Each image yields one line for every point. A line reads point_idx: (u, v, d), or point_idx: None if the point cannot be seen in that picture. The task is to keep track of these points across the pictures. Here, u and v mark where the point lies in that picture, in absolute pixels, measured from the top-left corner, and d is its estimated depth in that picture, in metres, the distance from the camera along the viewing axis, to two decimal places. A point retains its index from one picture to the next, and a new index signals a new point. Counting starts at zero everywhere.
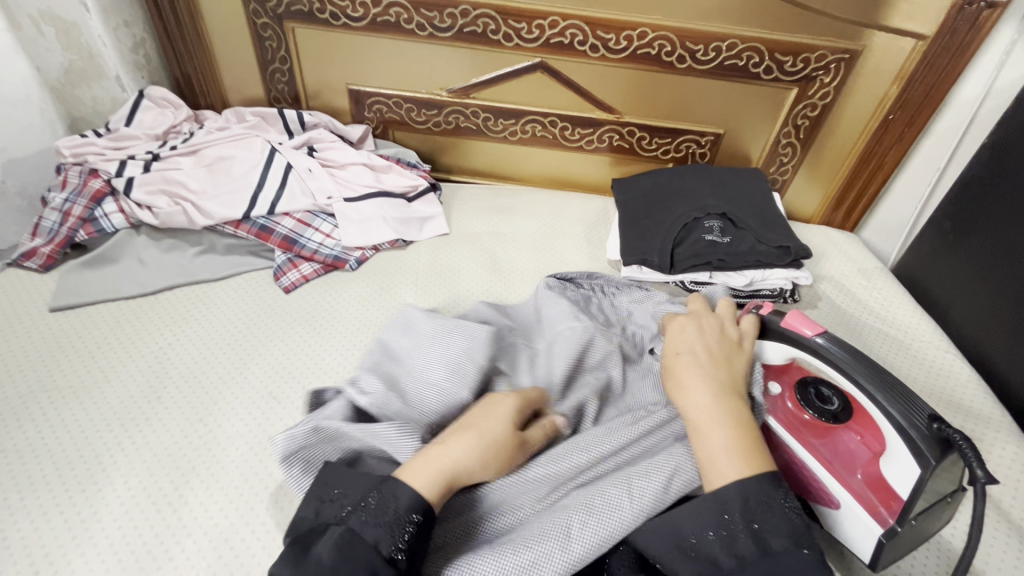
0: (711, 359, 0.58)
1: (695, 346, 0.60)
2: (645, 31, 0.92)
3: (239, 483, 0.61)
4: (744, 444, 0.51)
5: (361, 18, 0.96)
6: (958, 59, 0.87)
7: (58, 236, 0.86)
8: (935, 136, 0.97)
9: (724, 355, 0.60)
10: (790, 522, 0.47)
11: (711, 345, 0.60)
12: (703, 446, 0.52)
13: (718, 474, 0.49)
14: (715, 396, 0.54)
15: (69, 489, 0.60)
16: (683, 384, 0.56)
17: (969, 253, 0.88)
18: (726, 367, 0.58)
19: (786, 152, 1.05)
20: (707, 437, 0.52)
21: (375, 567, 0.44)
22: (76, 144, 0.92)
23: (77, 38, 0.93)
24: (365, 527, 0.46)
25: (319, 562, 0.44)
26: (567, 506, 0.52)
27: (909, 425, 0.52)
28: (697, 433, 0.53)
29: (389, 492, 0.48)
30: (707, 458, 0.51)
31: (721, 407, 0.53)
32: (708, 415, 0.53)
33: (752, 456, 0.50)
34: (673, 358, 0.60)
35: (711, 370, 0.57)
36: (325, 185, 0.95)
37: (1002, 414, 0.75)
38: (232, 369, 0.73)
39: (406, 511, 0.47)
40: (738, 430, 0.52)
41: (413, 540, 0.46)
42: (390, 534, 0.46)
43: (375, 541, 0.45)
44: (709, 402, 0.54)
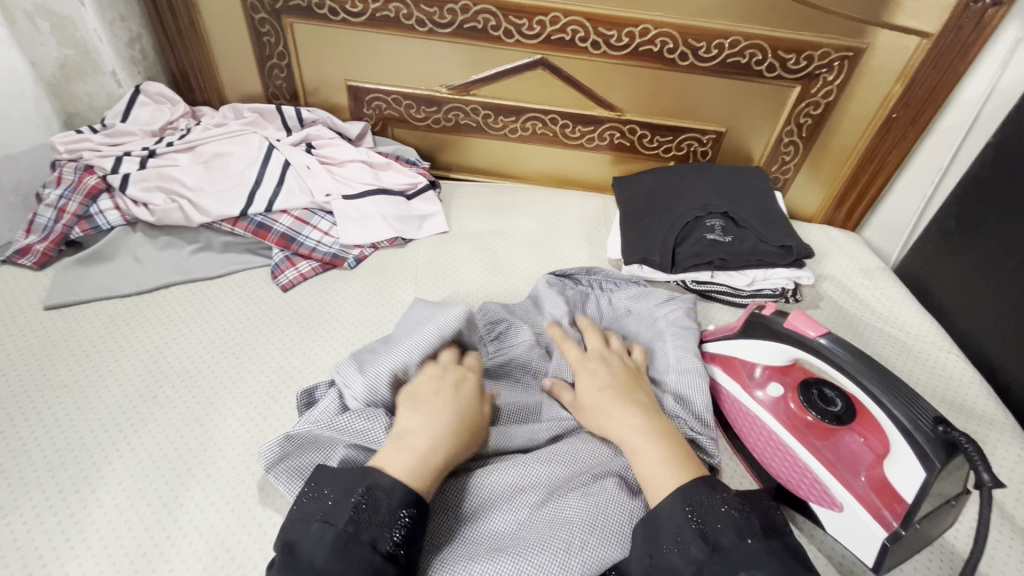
0: (626, 388, 0.60)
1: (608, 378, 0.61)
2: (648, 28, 0.91)
3: (235, 484, 0.61)
4: (679, 457, 0.53)
5: (360, 13, 0.95)
6: (963, 57, 0.86)
7: (53, 233, 0.85)
8: (939, 135, 0.96)
9: (635, 382, 0.61)
10: None
11: (621, 377, 0.61)
12: (641, 466, 0.53)
13: (660, 487, 0.50)
14: (639, 418, 0.56)
15: (64, 490, 0.59)
16: (607, 414, 0.57)
17: (972, 253, 0.87)
18: (639, 391, 0.60)
19: (789, 150, 1.04)
20: (641, 456, 0.53)
21: (375, 566, 0.44)
22: (71, 140, 0.91)
23: (72, 32, 0.92)
24: (358, 527, 0.45)
25: (312, 562, 0.44)
26: (573, 518, 0.52)
27: (914, 428, 0.51)
28: (633, 455, 0.54)
29: (376, 488, 0.48)
30: (646, 477, 0.52)
31: (647, 426, 0.55)
32: (638, 435, 0.55)
33: (688, 465, 0.52)
34: (591, 394, 0.60)
35: (630, 397, 0.58)
36: (323, 182, 0.94)
37: (1005, 415, 0.75)
38: (229, 368, 0.72)
39: (398, 506, 0.47)
40: (671, 446, 0.54)
41: (409, 534, 0.47)
42: (385, 531, 0.46)
43: (372, 540, 0.45)
44: (635, 425, 0.55)
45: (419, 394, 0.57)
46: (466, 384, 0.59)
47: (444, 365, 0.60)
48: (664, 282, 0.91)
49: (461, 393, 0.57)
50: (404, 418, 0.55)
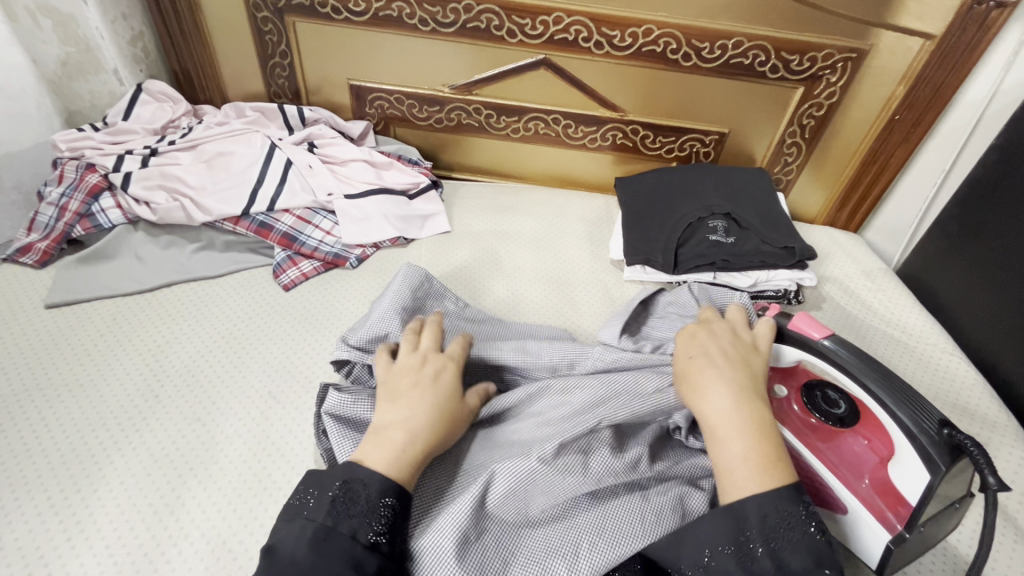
0: (725, 360, 0.57)
1: (709, 348, 0.58)
2: (651, 28, 0.91)
3: (237, 484, 0.60)
4: (764, 452, 0.49)
5: (363, 12, 0.94)
6: (967, 59, 0.86)
7: (54, 232, 0.84)
8: (942, 137, 0.96)
9: (737, 355, 0.58)
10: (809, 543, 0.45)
11: (730, 349, 0.58)
12: (719, 453, 0.50)
13: (737, 486, 0.48)
14: (733, 401, 0.52)
15: (64, 490, 0.59)
16: (698, 390, 0.54)
17: (975, 256, 0.87)
18: (743, 369, 0.56)
19: (791, 152, 1.04)
20: (724, 445, 0.50)
21: (356, 557, 0.45)
22: (73, 138, 0.91)
23: (74, 30, 0.92)
24: (337, 520, 0.47)
25: (295, 560, 0.45)
26: (583, 525, 0.52)
27: (918, 430, 0.51)
28: (714, 441, 0.51)
29: (353, 481, 0.49)
30: (724, 468, 0.50)
31: (741, 411, 0.52)
32: (726, 421, 0.51)
33: (774, 467, 0.49)
34: (684, 362, 0.57)
35: (728, 372, 0.55)
36: (325, 182, 0.94)
37: (1008, 418, 0.74)
38: (230, 368, 0.72)
39: (377, 496, 0.48)
40: (758, 438, 0.50)
41: (391, 523, 0.48)
42: (366, 522, 0.47)
43: (351, 530, 0.46)
44: (728, 408, 0.52)
45: (398, 387, 0.56)
46: (445, 374, 0.58)
47: (422, 354, 0.60)
48: (666, 283, 0.91)
49: (439, 385, 0.56)
50: (383, 411, 0.54)
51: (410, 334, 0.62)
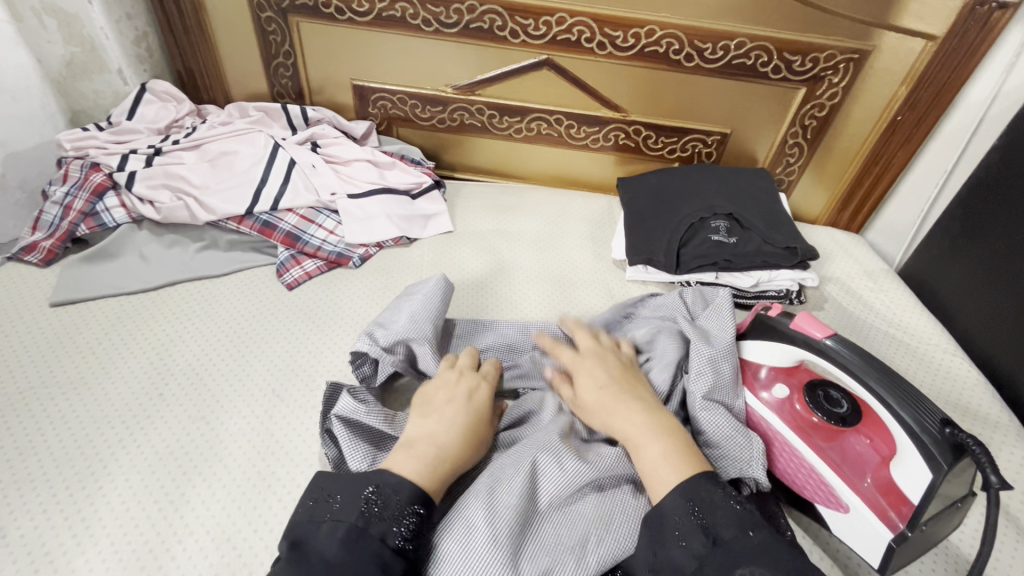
0: (621, 380, 0.60)
1: (604, 372, 0.61)
2: (653, 29, 0.91)
3: (242, 482, 0.61)
4: (680, 450, 0.52)
5: (367, 13, 0.95)
6: (969, 60, 0.86)
7: (59, 231, 0.85)
8: (944, 137, 0.96)
9: (627, 375, 0.62)
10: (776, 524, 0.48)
11: (615, 370, 0.62)
12: (642, 459, 0.53)
13: (664, 482, 0.50)
14: (642, 412, 0.56)
15: (69, 487, 0.59)
16: (608, 410, 0.57)
17: (977, 256, 0.87)
18: (639, 386, 0.60)
19: (793, 152, 1.04)
20: (643, 451, 0.53)
21: (384, 560, 0.45)
22: (78, 137, 0.92)
23: (78, 30, 0.92)
24: (368, 521, 0.47)
25: (322, 558, 0.45)
26: (588, 520, 0.52)
27: (921, 429, 0.51)
28: (635, 450, 0.54)
29: (383, 486, 0.49)
30: (650, 472, 0.52)
31: (649, 420, 0.55)
32: (639, 430, 0.55)
33: (690, 460, 0.52)
34: (585, 389, 0.61)
35: (628, 391, 0.59)
36: (328, 181, 0.94)
37: (1010, 418, 0.75)
38: (234, 366, 0.72)
39: (406, 503, 0.48)
40: (672, 439, 0.53)
41: (417, 530, 0.48)
42: (394, 526, 0.47)
43: (381, 534, 0.46)
44: (638, 419, 0.56)
45: (433, 400, 0.60)
46: (478, 392, 0.61)
47: (460, 370, 0.64)
48: (668, 283, 0.92)
49: (473, 402, 0.60)
50: (417, 423, 0.57)
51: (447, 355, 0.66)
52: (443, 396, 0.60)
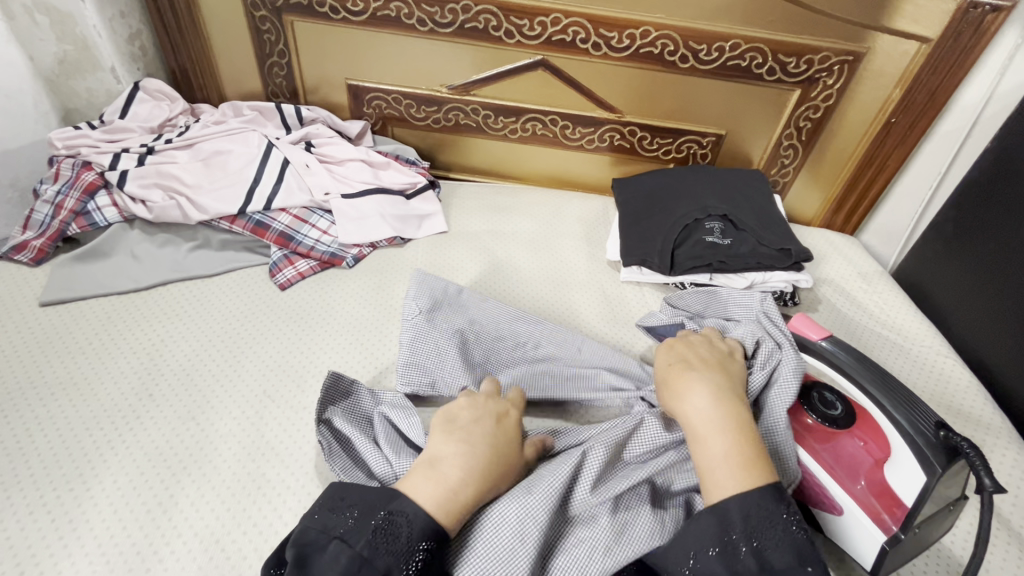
0: (705, 366, 0.60)
1: (690, 356, 0.61)
2: (649, 30, 0.91)
3: (231, 483, 0.60)
4: (744, 455, 0.51)
5: (361, 12, 0.95)
6: (963, 62, 0.86)
7: (50, 230, 0.84)
8: (938, 139, 0.96)
9: (713, 361, 0.61)
10: (793, 540, 0.46)
11: (706, 356, 0.62)
12: (702, 453, 0.53)
13: (718, 486, 0.50)
14: (715, 404, 0.55)
15: (57, 487, 0.59)
16: (679, 394, 0.57)
17: (970, 258, 0.88)
18: (723, 375, 0.59)
19: (788, 154, 1.05)
20: (706, 445, 0.53)
21: None
22: (69, 136, 0.91)
23: (71, 28, 0.92)
24: (374, 552, 0.46)
25: None
26: (600, 528, 0.53)
27: (916, 432, 0.52)
28: (698, 442, 0.53)
29: (398, 514, 0.48)
30: (706, 468, 0.52)
31: (721, 414, 0.54)
32: (706, 422, 0.54)
33: (753, 468, 0.50)
34: (666, 370, 0.61)
35: (706, 377, 0.58)
36: (322, 181, 0.94)
37: (1003, 420, 0.75)
38: (226, 367, 0.72)
39: (418, 538, 0.47)
40: (738, 441, 0.52)
41: (424, 568, 0.46)
42: (402, 563, 0.45)
43: (386, 568, 0.45)
44: (710, 411, 0.55)
45: (457, 419, 0.57)
46: (505, 418, 0.58)
47: (483, 395, 0.61)
48: (662, 284, 0.92)
49: (498, 427, 0.57)
50: (437, 444, 0.54)
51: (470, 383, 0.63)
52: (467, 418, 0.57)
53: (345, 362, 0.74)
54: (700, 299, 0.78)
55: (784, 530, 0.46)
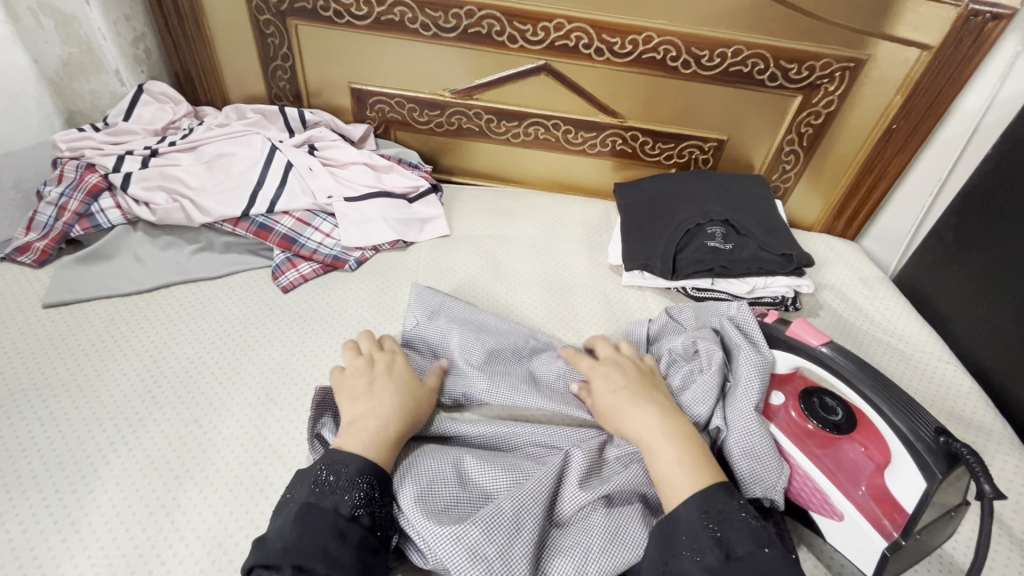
0: (641, 387, 0.61)
1: (624, 380, 0.62)
2: (651, 35, 0.91)
3: (233, 486, 0.60)
4: (695, 459, 0.52)
5: (365, 16, 0.95)
6: (964, 69, 0.87)
7: (53, 231, 0.84)
8: (938, 146, 0.96)
9: (648, 381, 0.62)
10: (748, 526, 0.47)
11: (634, 379, 0.62)
12: (656, 465, 0.53)
13: (678, 489, 0.50)
14: (658, 416, 0.56)
15: (59, 490, 0.59)
16: (624, 415, 0.58)
17: (971, 264, 0.88)
18: (659, 391, 0.61)
19: (789, 159, 1.05)
20: (657, 456, 0.53)
21: (339, 528, 0.48)
22: (73, 138, 0.91)
23: (76, 31, 0.92)
24: (321, 497, 0.50)
25: (281, 539, 0.47)
26: (594, 529, 0.53)
27: (915, 438, 0.52)
28: (649, 454, 0.54)
29: (335, 462, 0.53)
30: (663, 477, 0.52)
31: (664, 426, 0.55)
32: (654, 434, 0.55)
33: (702, 469, 0.52)
34: (607, 402, 0.60)
35: (647, 396, 0.59)
36: (325, 184, 0.94)
37: (1003, 426, 0.75)
38: (228, 369, 0.72)
39: (356, 474, 0.52)
40: (686, 447, 0.53)
41: (369, 498, 0.51)
42: (345, 497, 0.50)
43: (334, 505, 0.50)
44: (653, 423, 0.56)
45: (353, 387, 0.61)
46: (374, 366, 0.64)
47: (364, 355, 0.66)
48: (664, 288, 0.92)
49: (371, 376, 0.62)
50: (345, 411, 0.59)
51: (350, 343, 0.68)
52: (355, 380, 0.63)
53: None
54: (696, 313, 0.77)
55: (740, 518, 0.48)
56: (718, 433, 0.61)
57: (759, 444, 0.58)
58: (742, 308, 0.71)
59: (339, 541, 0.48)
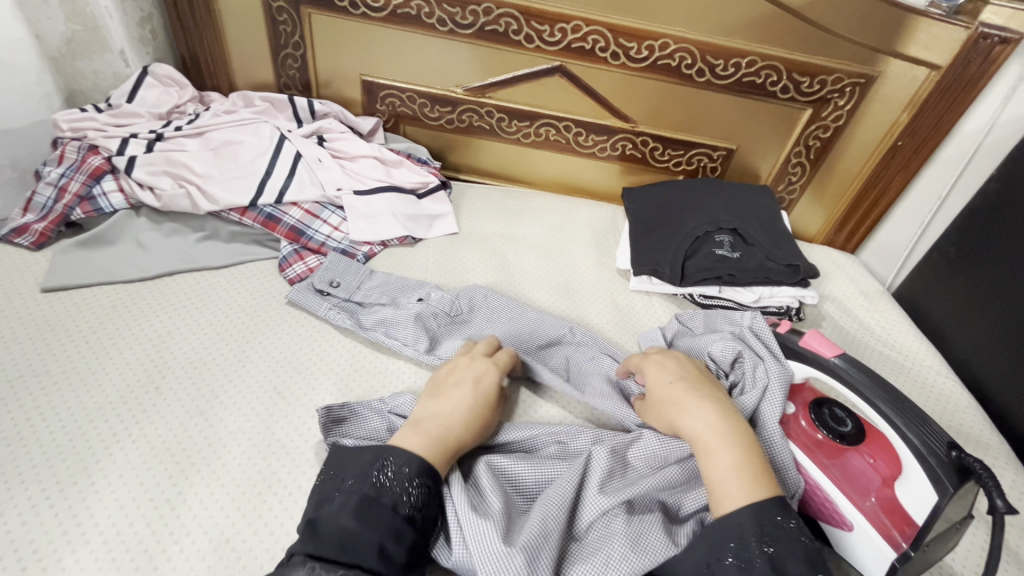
0: (697, 381, 0.64)
1: (678, 373, 0.65)
2: (667, 42, 0.92)
3: (241, 481, 0.59)
4: (753, 465, 0.53)
5: (381, 8, 0.94)
6: (971, 89, 0.88)
7: (52, 213, 0.82)
8: (940, 164, 0.98)
9: (703, 377, 0.65)
10: (802, 546, 0.49)
11: (690, 372, 0.65)
12: (712, 467, 0.54)
13: (729, 496, 0.51)
14: (716, 413, 0.58)
15: (62, 482, 0.57)
16: (683, 405, 0.60)
17: (972, 282, 0.90)
18: (713, 387, 0.63)
19: (796, 171, 1.06)
20: (714, 459, 0.54)
21: (395, 528, 0.50)
22: (75, 118, 0.89)
23: (81, 8, 0.89)
24: (380, 491, 0.51)
25: (338, 532, 0.48)
26: (615, 535, 0.54)
27: (927, 452, 0.53)
28: (705, 454, 0.56)
29: (397, 459, 0.53)
30: (718, 481, 0.53)
31: (720, 424, 0.57)
32: (715, 434, 0.56)
33: (759, 479, 0.52)
34: (666, 389, 0.63)
35: (702, 392, 0.61)
36: (334, 176, 0.93)
37: (1000, 441, 0.76)
38: (235, 362, 0.70)
39: (416, 476, 0.53)
40: (745, 451, 0.54)
41: (425, 500, 0.52)
42: (404, 497, 0.51)
43: (392, 503, 0.51)
44: (712, 421, 0.57)
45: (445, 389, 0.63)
46: (487, 377, 0.65)
47: (472, 357, 0.68)
48: (671, 294, 0.92)
49: (481, 388, 0.63)
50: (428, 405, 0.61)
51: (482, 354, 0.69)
52: (463, 375, 0.65)
53: (357, 359, 0.74)
54: (706, 320, 0.79)
55: (795, 538, 0.49)
56: None
57: (781, 458, 0.60)
58: (757, 318, 0.73)
59: (395, 538, 0.49)
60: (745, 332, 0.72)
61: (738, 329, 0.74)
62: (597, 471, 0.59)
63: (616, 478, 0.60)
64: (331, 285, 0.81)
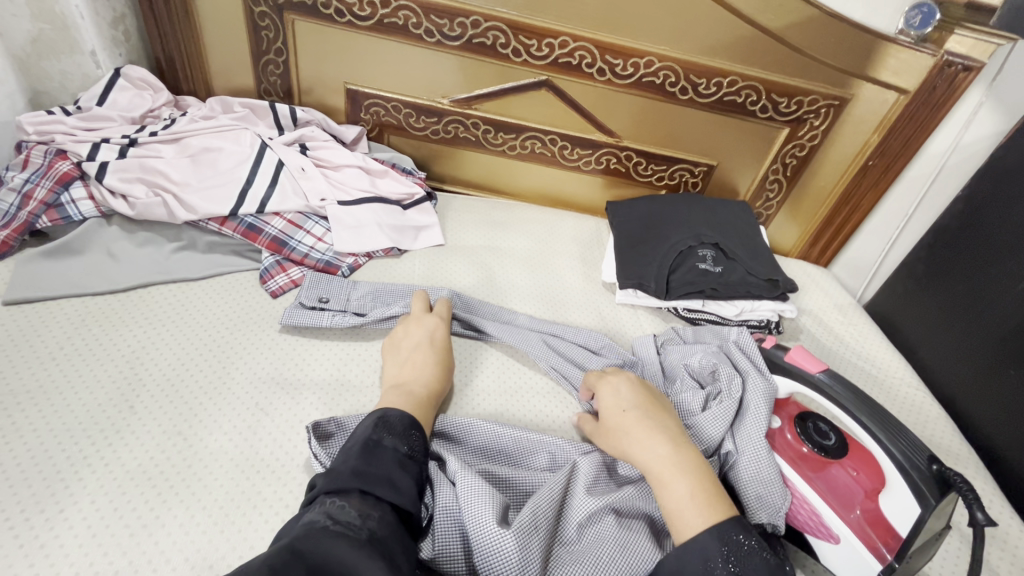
0: (648, 408, 0.62)
1: (631, 398, 0.64)
2: (652, 60, 0.93)
3: (224, 502, 0.57)
4: (707, 489, 0.53)
5: (368, 17, 0.93)
6: (936, 113, 0.93)
7: (15, 221, 0.77)
8: (906, 184, 1.03)
9: (657, 403, 0.64)
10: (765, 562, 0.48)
11: (643, 396, 0.64)
12: (668, 497, 0.53)
13: (689, 525, 0.50)
14: (668, 444, 0.57)
15: (27, 510, 0.53)
16: (634, 437, 0.59)
17: (940, 296, 0.94)
18: (664, 413, 0.62)
19: (773, 188, 1.09)
20: (670, 488, 0.53)
21: (401, 458, 0.52)
22: (42, 121, 0.85)
23: (50, 6, 0.85)
24: (381, 436, 0.53)
25: (348, 471, 0.49)
26: (605, 540, 0.54)
27: (910, 465, 0.55)
28: (659, 483, 0.55)
29: (388, 413, 0.57)
30: (675, 512, 0.52)
31: (672, 455, 0.56)
32: (668, 465, 0.55)
33: (717, 500, 0.52)
34: (619, 416, 0.62)
35: (653, 420, 0.60)
36: (317, 186, 0.91)
37: (969, 451, 0.80)
38: (214, 378, 0.68)
39: (410, 426, 0.56)
40: (696, 478, 0.54)
41: (423, 446, 0.56)
42: (403, 442, 0.54)
43: (393, 446, 0.53)
44: (664, 452, 0.56)
45: (401, 346, 0.71)
46: (438, 332, 0.73)
47: (416, 315, 0.74)
48: (656, 307, 0.94)
49: (435, 343, 0.71)
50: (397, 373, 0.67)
51: (420, 303, 0.77)
52: (416, 335, 0.72)
53: (342, 372, 0.72)
54: (698, 334, 0.81)
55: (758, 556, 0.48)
56: (729, 456, 0.64)
57: (765, 471, 0.61)
58: (743, 334, 0.75)
59: (403, 471, 0.51)
60: (732, 346, 0.74)
61: (723, 343, 0.76)
62: (581, 477, 0.60)
63: (601, 487, 0.61)
64: (321, 301, 0.78)
